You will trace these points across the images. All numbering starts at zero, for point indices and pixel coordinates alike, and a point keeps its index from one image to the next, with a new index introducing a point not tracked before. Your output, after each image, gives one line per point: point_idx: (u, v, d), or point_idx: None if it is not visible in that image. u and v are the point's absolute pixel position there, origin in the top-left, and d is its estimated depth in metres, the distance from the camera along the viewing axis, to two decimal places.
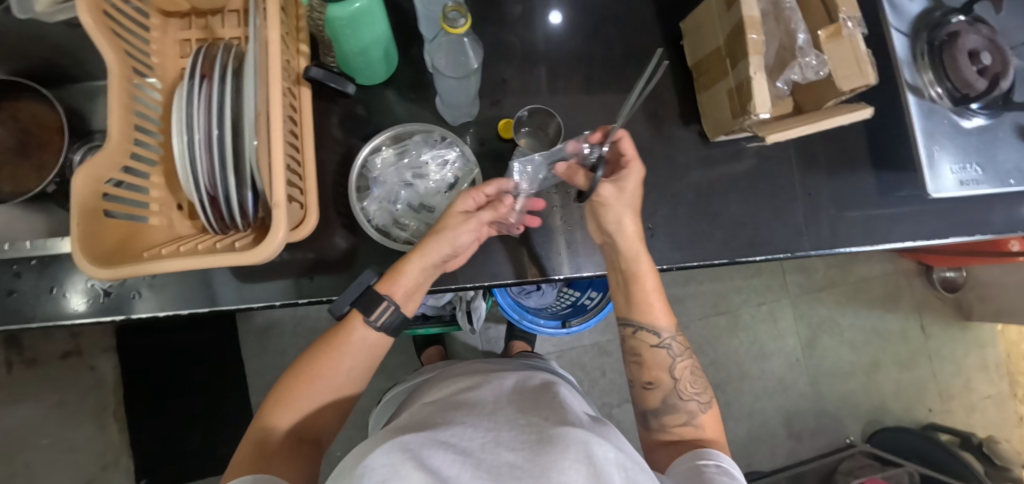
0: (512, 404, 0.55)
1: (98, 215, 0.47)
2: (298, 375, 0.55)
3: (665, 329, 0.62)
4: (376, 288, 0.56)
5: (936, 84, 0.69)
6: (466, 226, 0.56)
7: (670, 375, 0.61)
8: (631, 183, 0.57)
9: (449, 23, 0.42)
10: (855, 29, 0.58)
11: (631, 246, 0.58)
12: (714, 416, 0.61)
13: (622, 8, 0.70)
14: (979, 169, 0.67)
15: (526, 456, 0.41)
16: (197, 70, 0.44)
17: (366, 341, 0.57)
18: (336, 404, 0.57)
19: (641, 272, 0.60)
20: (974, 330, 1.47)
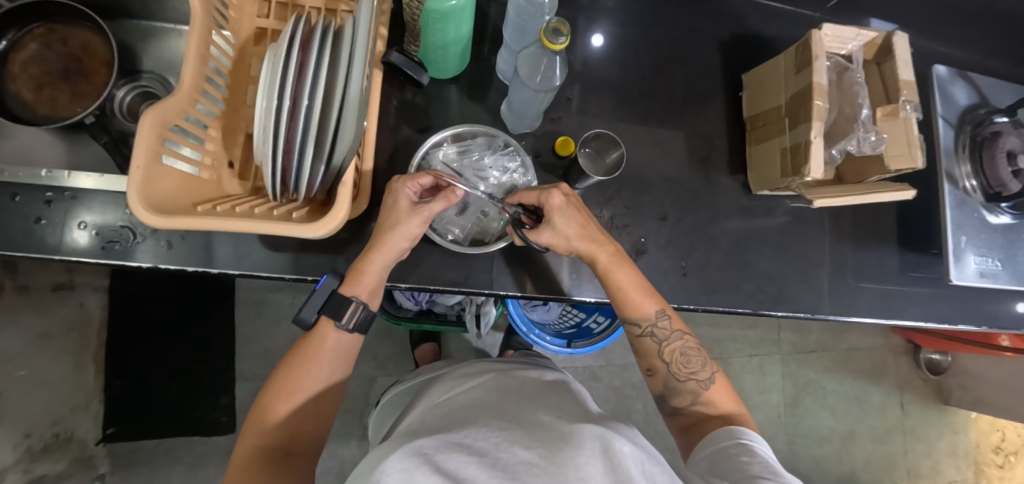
0: (519, 405, 0.57)
1: (158, 160, 0.47)
2: (277, 385, 0.53)
3: (645, 316, 0.58)
4: (337, 291, 0.55)
5: (971, 176, 0.72)
6: (392, 215, 0.54)
7: (663, 360, 0.58)
8: (556, 213, 0.56)
9: (550, 37, 0.44)
10: (912, 113, 0.61)
11: (593, 259, 0.57)
12: (726, 386, 0.58)
13: (688, 51, 0.72)
14: (999, 265, 0.70)
15: (542, 455, 0.43)
16: (298, 36, 0.43)
17: (342, 344, 0.56)
18: (324, 412, 0.55)
19: (612, 266, 0.57)
20: (950, 415, 1.50)
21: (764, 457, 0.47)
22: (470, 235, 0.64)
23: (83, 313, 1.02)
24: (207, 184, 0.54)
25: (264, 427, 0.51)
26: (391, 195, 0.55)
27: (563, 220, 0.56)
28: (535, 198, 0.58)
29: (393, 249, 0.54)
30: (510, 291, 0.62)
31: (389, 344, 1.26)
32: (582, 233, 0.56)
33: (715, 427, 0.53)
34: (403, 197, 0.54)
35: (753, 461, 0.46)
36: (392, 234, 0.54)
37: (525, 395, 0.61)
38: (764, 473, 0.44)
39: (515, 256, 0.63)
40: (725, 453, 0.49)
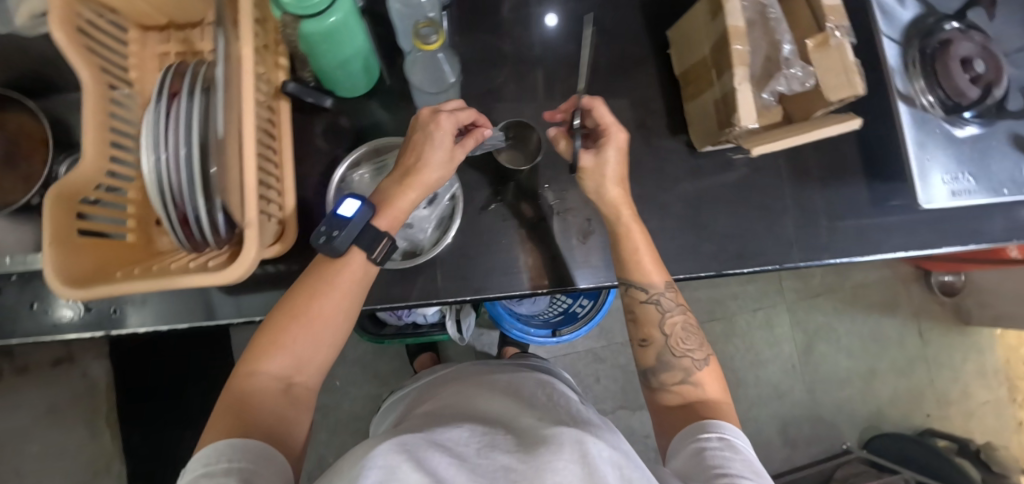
0: (507, 411, 0.56)
1: (72, 234, 0.47)
2: (275, 325, 0.48)
3: (653, 284, 0.57)
4: (372, 224, 0.51)
5: (927, 92, 0.67)
6: (432, 142, 0.51)
7: (662, 331, 0.57)
8: (612, 152, 0.57)
9: (421, 39, 0.41)
10: (843, 38, 0.57)
11: (617, 210, 0.57)
12: (717, 373, 0.57)
13: (609, 18, 0.69)
14: (972, 179, 0.66)
15: (520, 459, 0.42)
16: (169, 87, 0.44)
17: (351, 277, 0.50)
18: (319, 359, 0.50)
19: (631, 228, 0.57)
20: (973, 335, 1.45)
21: (743, 453, 0.46)
22: (402, 249, 0.61)
23: (87, 382, 1.03)
24: (134, 246, 0.54)
25: (254, 375, 0.46)
26: (428, 123, 0.51)
27: (616, 159, 0.57)
28: (606, 122, 0.57)
29: (427, 184, 0.51)
30: (461, 296, 0.60)
31: (389, 360, 1.27)
32: (617, 179, 0.58)
33: (694, 420, 0.51)
34: (449, 131, 0.52)
35: (731, 458, 0.45)
36: (430, 164, 0.51)
37: (507, 402, 0.60)
38: (743, 473, 0.43)
39: (461, 260, 0.61)
40: (702, 445, 0.47)
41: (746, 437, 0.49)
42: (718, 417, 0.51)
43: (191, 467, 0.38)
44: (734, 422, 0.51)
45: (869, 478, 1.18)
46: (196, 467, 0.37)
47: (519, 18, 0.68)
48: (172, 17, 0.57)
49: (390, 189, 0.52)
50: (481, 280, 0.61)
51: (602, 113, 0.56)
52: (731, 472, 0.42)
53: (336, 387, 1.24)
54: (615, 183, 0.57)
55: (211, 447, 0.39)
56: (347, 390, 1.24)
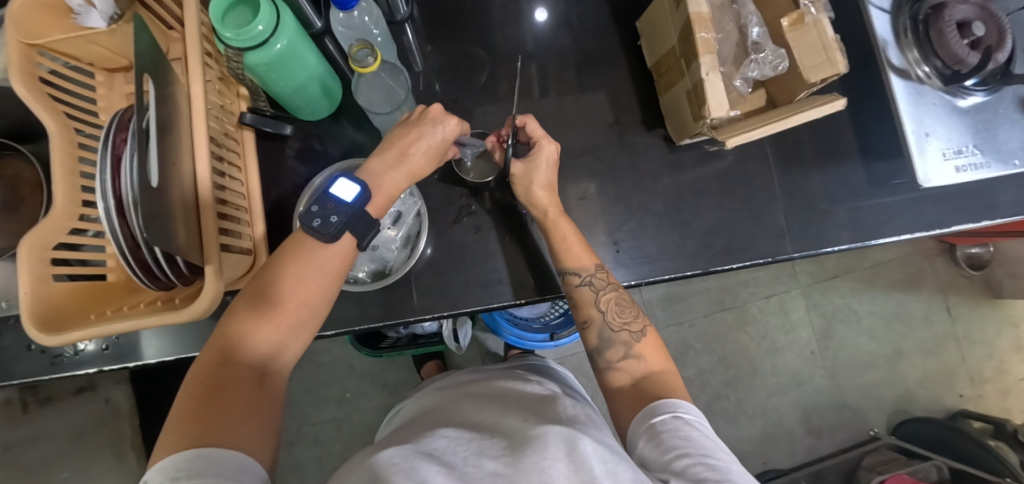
0: (485, 416, 0.55)
1: (48, 281, 0.48)
2: (259, 302, 0.46)
3: (583, 266, 0.56)
4: (365, 211, 0.52)
5: (922, 62, 0.63)
6: (431, 135, 0.55)
7: (598, 309, 0.55)
8: (544, 162, 0.57)
9: (359, 61, 0.42)
10: (821, 15, 0.54)
11: (544, 209, 0.57)
12: (656, 342, 0.54)
13: (574, 14, 0.67)
14: (976, 152, 0.62)
15: (508, 463, 0.41)
16: (114, 133, 0.44)
17: (331, 260, 0.50)
18: (293, 344, 0.48)
19: (558, 220, 0.57)
20: (1006, 308, 1.37)
21: (702, 430, 0.43)
22: (369, 271, 0.61)
23: (110, 407, 1.05)
24: (113, 287, 0.55)
25: (227, 362, 0.43)
26: (429, 116, 0.55)
27: (547, 167, 0.57)
28: (537, 135, 0.57)
29: (416, 172, 0.55)
30: (435, 313, 0.59)
31: (396, 371, 1.27)
32: (545, 184, 0.57)
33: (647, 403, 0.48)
34: (449, 130, 0.56)
35: (693, 435, 0.42)
36: (424, 154, 0.55)
37: (482, 407, 0.59)
38: (705, 451, 0.40)
39: (436, 276, 0.60)
40: (661, 426, 0.44)
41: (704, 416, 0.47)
42: (666, 394, 0.48)
43: (156, 481, 0.34)
44: (685, 396, 0.48)
45: (897, 467, 1.13)
46: (165, 480, 0.33)
47: (481, 26, 0.66)
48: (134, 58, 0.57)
49: (380, 172, 0.53)
50: (459, 295, 0.60)
51: (531, 129, 0.57)
52: (696, 452, 0.40)
53: (347, 400, 1.25)
54: (546, 188, 0.57)
55: (182, 455, 0.35)
56: (357, 402, 1.25)
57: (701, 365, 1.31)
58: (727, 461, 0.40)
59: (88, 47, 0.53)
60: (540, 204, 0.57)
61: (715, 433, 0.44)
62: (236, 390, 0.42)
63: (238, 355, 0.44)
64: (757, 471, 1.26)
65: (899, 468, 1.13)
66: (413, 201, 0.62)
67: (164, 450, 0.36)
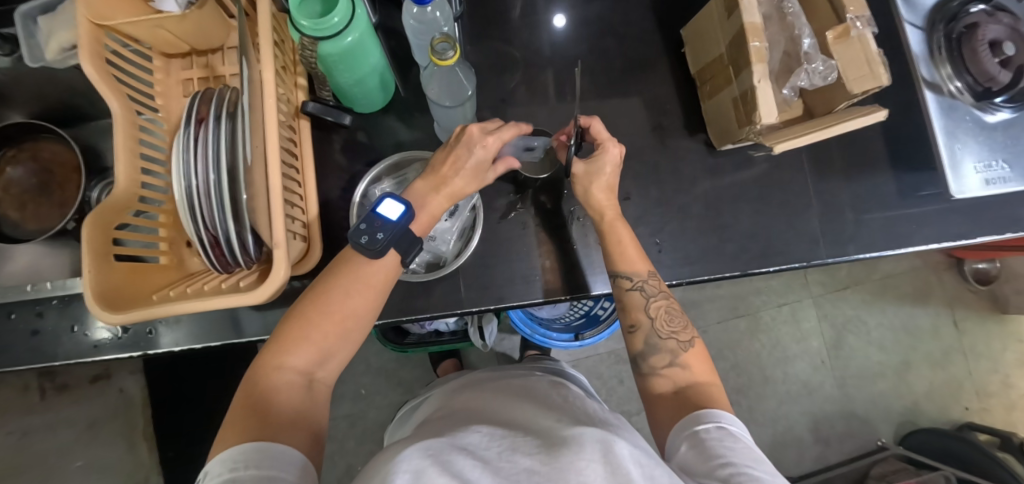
0: (521, 418, 0.53)
1: (109, 261, 0.49)
2: (309, 312, 0.47)
3: (637, 271, 0.56)
4: (410, 228, 0.52)
5: (955, 78, 0.65)
6: (470, 158, 0.53)
7: (647, 315, 0.56)
8: (606, 164, 0.58)
9: (438, 54, 0.42)
10: (865, 29, 0.56)
11: (601, 212, 0.58)
12: (703, 353, 0.55)
13: (619, 20, 0.69)
14: (1005, 167, 0.64)
15: (542, 460, 0.37)
16: (196, 115, 0.46)
17: (378, 276, 0.50)
18: (340, 355, 0.48)
19: (615, 222, 0.58)
20: (1011, 323, 1.40)
21: (745, 443, 0.43)
22: (423, 264, 0.62)
23: (123, 397, 1.05)
24: (167, 270, 0.55)
25: (277, 371, 0.44)
26: (467, 139, 0.53)
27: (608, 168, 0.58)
28: (602, 137, 0.58)
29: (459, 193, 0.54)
30: (484, 305, 0.60)
31: (412, 368, 1.28)
32: (607, 186, 0.58)
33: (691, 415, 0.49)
34: (491, 143, 0.53)
35: (735, 447, 0.42)
36: (467, 176, 0.54)
37: (520, 409, 0.56)
38: (746, 462, 0.40)
39: (483, 270, 0.61)
40: (703, 435, 0.44)
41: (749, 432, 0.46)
42: (708, 403, 0.49)
43: (215, 472, 0.35)
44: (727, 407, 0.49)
45: (906, 476, 1.15)
46: (224, 471, 0.35)
47: (544, 22, 0.69)
48: (193, 44, 0.58)
49: (424, 197, 0.53)
50: (505, 290, 0.61)
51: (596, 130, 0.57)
52: (736, 462, 0.40)
53: (361, 396, 1.25)
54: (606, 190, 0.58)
55: (239, 449, 0.36)
56: (372, 399, 1.25)
57: None
58: (768, 471, 0.40)
59: (153, 30, 0.53)
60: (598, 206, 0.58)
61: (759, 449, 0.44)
62: (283, 399, 0.43)
63: (286, 364, 0.45)
64: None
65: (909, 478, 1.15)
66: (468, 196, 0.63)
67: (221, 450, 0.37)
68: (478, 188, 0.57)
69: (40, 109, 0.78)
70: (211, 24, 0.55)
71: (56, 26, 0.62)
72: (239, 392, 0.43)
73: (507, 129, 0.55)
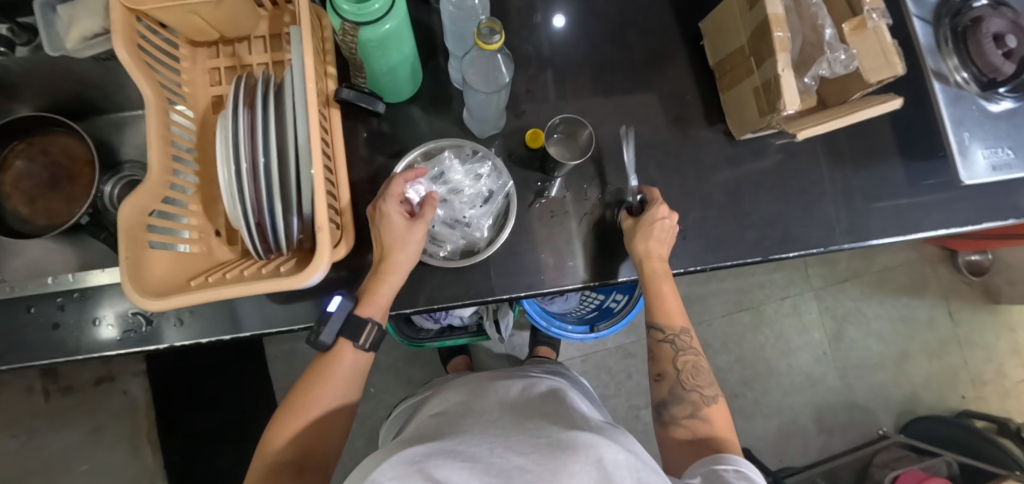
0: (515, 419, 0.51)
1: (144, 247, 0.48)
2: (290, 410, 0.51)
3: (671, 324, 0.60)
4: (353, 313, 0.53)
5: (961, 69, 0.68)
6: (384, 228, 0.54)
7: (675, 366, 0.59)
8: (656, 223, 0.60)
9: (484, 38, 0.45)
10: (880, 20, 0.58)
11: (653, 266, 0.59)
12: (724, 415, 0.57)
13: (638, 13, 0.71)
14: (1010, 153, 0.66)
15: (534, 459, 0.36)
16: (241, 98, 0.46)
17: (345, 366, 0.53)
18: (327, 439, 0.52)
19: (659, 278, 0.59)
20: (1003, 313, 1.44)
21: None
22: (459, 249, 0.62)
23: (128, 399, 1.02)
24: (198, 258, 0.55)
25: (277, 467, 0.49)
26: (376, 209, 0.55)
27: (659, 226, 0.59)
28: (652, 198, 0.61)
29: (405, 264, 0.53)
30: (513, 293, 0.61)
31: (422, 365, 1.27)
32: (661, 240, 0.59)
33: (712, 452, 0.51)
34: (393, 209, 0.54)
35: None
36: (390, 242, 0.53)
37: (514, 410, 0.56)
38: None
39: (512, 258, 0.62)
40: (715, 476, 0.47)
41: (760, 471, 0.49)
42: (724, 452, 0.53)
43: None
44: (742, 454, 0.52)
45: (910, 463, 1.18)
46: None
47: (548, 25, 0.69)
48: (222, 33, 0.58)
49: (370, 279, 0.54)
50: (534, 277, 0.62)
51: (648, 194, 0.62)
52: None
53: (370, 395, 1.24)
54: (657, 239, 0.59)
55: None
56: (381, 397, 1.25)
57: (719, 364, 1.34)
58: None
59: (186, 16, 0.53)
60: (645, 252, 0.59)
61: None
62: None
63: (279, 461, 0.49)
64: (774, 468, 1.29)
65: (912, 464, 1.18)
66: (503, 184, 0.63)
67: None
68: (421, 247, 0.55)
69: (51, 102, 0.77)
70: (244, 13, 0.55)
71: (78, 15, 0.62)
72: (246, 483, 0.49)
73: (397, 190, 0.55)
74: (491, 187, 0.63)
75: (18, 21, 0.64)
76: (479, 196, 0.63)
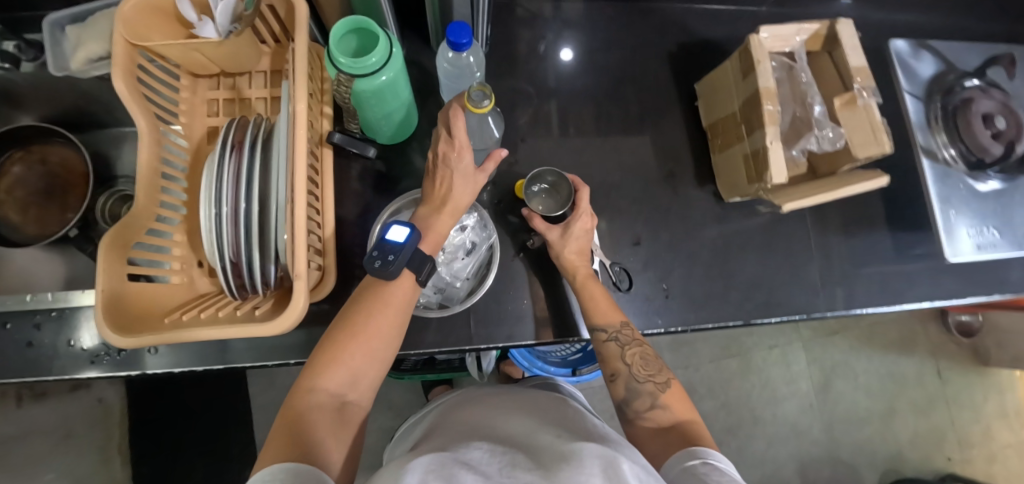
0: (515, 428, 0.50)
1: (122, 280, 0.48)
2: (339, 336, 0.46)
3: (611, 323, 0.57)
4: (418, 249, 0.50)
5: (950, 146, 0.69)
6: (455, 172, 0.50)
7: (625, 363, 0.55)
8: (581, 225, 0.60)
9: (474, 102, 0.45)
10: (870, 99, 0.59)
11: (574, 272, 0.59)
12: (682, 396, 0.54)
13: (636, 72, 0.73)
14: (996, 233, 0.67)
15: (544, 477, 0.34)
16: (230, 141, 0.47)
17: (402, 294, 0.49)
18: (376, 373, 0.47)
19: (586, 277, 0.59)
20: (992, 375, 1.43)
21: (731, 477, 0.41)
22: (435, 300, 0.62)
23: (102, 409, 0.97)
24: (179, 290, 0.55)
25: (311, 394, 0.43)
26: (447, 155, 0.49)
27: (585, 230, 0.61)
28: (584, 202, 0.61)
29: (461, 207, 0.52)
30: (491, 344, 0.61)
31: (403, 392, 1.26)
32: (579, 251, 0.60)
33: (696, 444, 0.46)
34: (468, 159, 0.50)
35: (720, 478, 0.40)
36: (461, 188, 0.51)
37: (509, 417, 0.54)
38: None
39: (493, 306, 0.62)
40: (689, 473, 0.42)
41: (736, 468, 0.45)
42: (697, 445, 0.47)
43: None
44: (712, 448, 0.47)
45: None
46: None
47: (560, 53, 0.72)
48: (223, 67, 0.59)
49: (427, 216, 0.52)
50: (515, 328, 0.62)
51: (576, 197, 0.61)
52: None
53: None
54: (582, 240, 0.60)
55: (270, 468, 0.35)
56: None
57: (704, 409, 1.32)
58: None
59: (189, 52, 0.54)
60: (570, 256, 0.60)
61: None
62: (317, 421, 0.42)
63: (318, 387, 0.44)
64: None
65: None
66: (486, 237, 0.64)
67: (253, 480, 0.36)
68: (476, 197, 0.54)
69: (51, 114, 0.77)
70: (246, 52, 0.56)
71: (87, 37, 0.63)
72: (275, 425, 0.41)
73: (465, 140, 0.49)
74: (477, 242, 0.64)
75: (25, 38, 0.64)
76: (463, 248, 0.64)
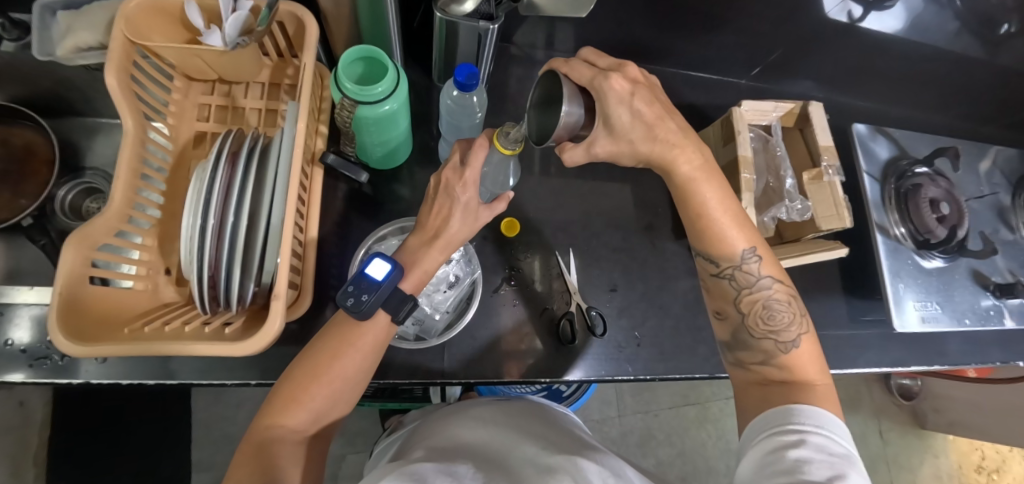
0: (501, 435, 0.50)
1: (84, 283, 0.46)
2: (301, 376, 0.44)
3: (727, 257, 0.51)
4: (398, 287, 0.48)
5: (900, 224, 0.75)
6: (456, 205, 0.48)
7: (737, 308, 0.52)
8: (615, 105, 0.45)
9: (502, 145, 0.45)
10: (835, 176, 0.64)
11: (673, 173, 0.49)
12: (812, 354, 0.50)
13: None
14: (938, 307, 0.72)
15: None
16: (224, 152, 0.46)
17: (372, 338, 0.46)
18: (340, 412, 0.46)
19: (693, 178, 0.49)
20: (929, 439, 1.51)
21: (832, 455, 0.40)
22: (412, 331, 0.62)
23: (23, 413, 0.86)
24: (142, 297, 0.52)
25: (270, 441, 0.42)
26: (451, 184, 0.47)
27: (632, 107, 0.46)
28: (589, 78, 0.47)
29: (453, 243, 0.49)
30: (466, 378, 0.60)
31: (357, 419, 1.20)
32: (648, 134, 0.47)
33: (777, 404, 0.46)
34: (474, 194, 0.48)
35: (815, 460, 0.39)
36: (458, 224, 0.49)
37: (488, 421, 0.54)
38: (827, 480, 0.37)
39: (467, 341, 0.62)
40: (777, 443, 0.42)
41: (849, 436, 0.43)
42: (805, 401, 0.45)
43: None
44: (830, 411, 0.45)
45: None
46: None
47: None
48: (222, 74, 0.58)
49: (417, 250, 0.49)
50: (487, 363, 0.62)
51: (566, 91, 0.43)
52: (812, 481, 0.37)
53: None
54: (641, 126, 0.47)
55: None
56: None
57: (660, 456, 1.33)
58: None
59: (190, 56, 0.53)
60: (660, 153, 0.48)
61: (852, 456, 0.40)
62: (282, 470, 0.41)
63: (278, 432, 0.42)
64: None
65: None
66: (470, 272, 0.64)
67: None
68: (474, 233, 0.51)
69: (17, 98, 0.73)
70: (247, 63, 0.56)
71: (78, 26, 0.59)
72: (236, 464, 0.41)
73: (478, 170, 0.47)
74: (455, 279, 0.64)
75: (10, 17, 0.60)
76: (446, 280, 0.63)
